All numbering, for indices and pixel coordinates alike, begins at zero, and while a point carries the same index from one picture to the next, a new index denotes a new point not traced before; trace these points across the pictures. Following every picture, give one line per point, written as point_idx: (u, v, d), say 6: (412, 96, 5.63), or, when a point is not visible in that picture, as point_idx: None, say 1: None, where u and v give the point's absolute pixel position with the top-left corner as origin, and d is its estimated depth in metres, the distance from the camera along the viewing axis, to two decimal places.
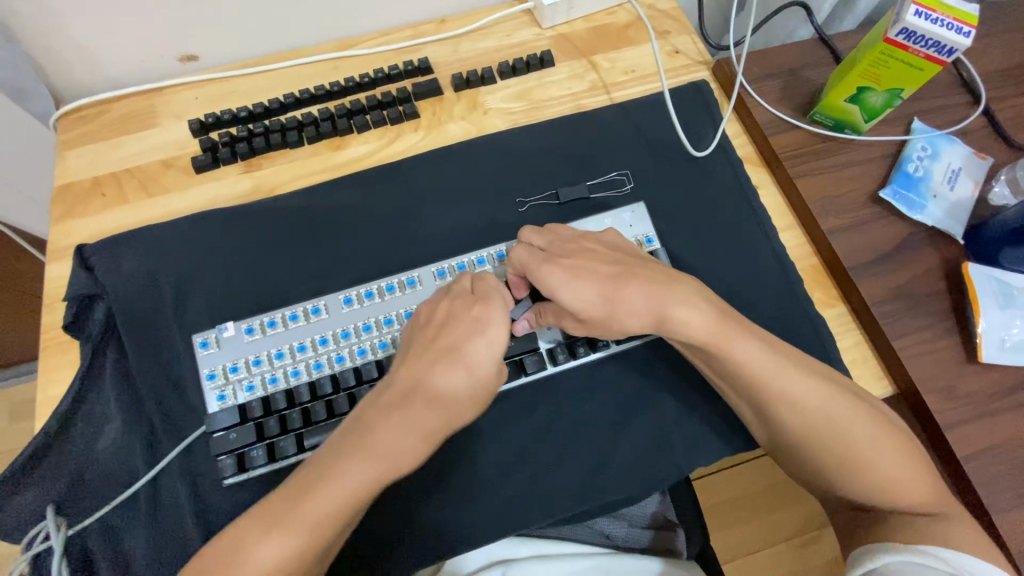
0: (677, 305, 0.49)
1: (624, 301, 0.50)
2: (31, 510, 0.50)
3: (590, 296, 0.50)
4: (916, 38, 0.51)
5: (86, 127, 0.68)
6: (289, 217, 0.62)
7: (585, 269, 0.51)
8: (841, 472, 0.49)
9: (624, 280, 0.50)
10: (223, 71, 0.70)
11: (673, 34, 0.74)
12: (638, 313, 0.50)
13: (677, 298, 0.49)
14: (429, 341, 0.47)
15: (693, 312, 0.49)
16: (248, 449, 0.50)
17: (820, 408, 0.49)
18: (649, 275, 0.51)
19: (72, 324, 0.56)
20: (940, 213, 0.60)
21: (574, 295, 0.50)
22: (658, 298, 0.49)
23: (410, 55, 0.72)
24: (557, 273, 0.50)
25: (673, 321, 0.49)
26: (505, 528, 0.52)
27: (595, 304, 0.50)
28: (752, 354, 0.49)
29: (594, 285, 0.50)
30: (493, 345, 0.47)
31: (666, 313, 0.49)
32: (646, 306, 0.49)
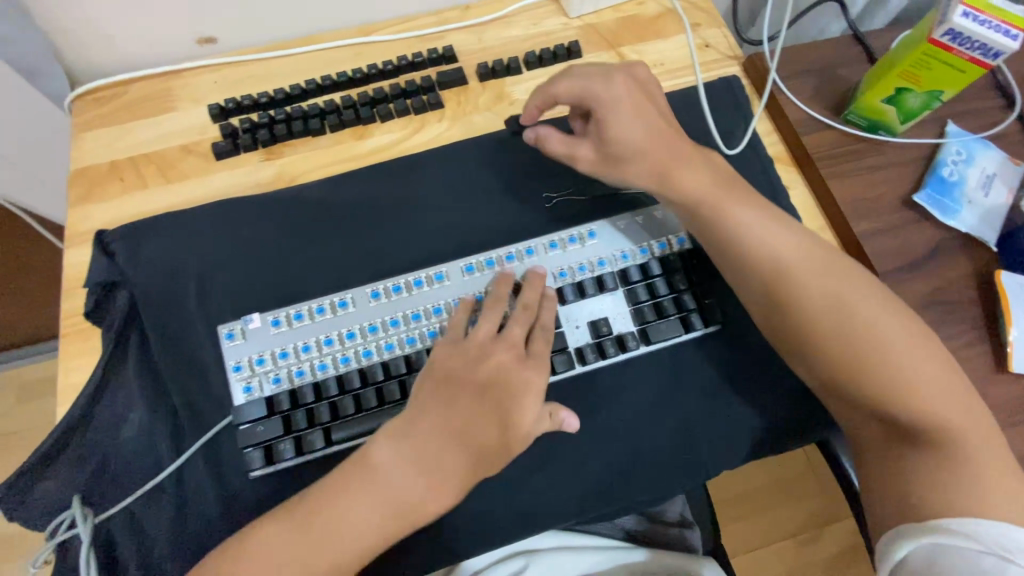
0: (682, 168, 0.53)
1: (657, 146, 0.54)
2: (55, 499, 0.49)
3: (635, 134, 0.53)
4: (962, 40, 0.50)
5: (102, 108, 0.66)
6: (313, 207, 0.61)
7: (643, 106, 0.54)
8: (921, 441, 0.46)
9: (667, 141, 0.54)
10: (242, 54, 0.68)
11: (704, 27, 0.72)
12: (649, 165, 0.54)
13: (682, 163, 0.54)
14: (465, 360, 0.49)
15: (695, 175, 0.53)
16: (275, 442, 0.49)
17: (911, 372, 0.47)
18: (678, 139, 0.55)
19: (92, 312, 0.55)
20: (973, 219, 0.59)
21: (623, 130, 0.53)
22: (672, 159, 0.54)
23: (435, 42, 0.71)
24: (620, 104, 0.53)
25: (676, 179, 0.53)
26: (532, 525, 0.52)
27: (637, 140, 0.53)
28: (848, 298, 0.50)
29: (649, 128, 0.53)
30: (519, 411, 0.47)
31: (669, 173, 0.54)
32: (657, 150, 0.54)
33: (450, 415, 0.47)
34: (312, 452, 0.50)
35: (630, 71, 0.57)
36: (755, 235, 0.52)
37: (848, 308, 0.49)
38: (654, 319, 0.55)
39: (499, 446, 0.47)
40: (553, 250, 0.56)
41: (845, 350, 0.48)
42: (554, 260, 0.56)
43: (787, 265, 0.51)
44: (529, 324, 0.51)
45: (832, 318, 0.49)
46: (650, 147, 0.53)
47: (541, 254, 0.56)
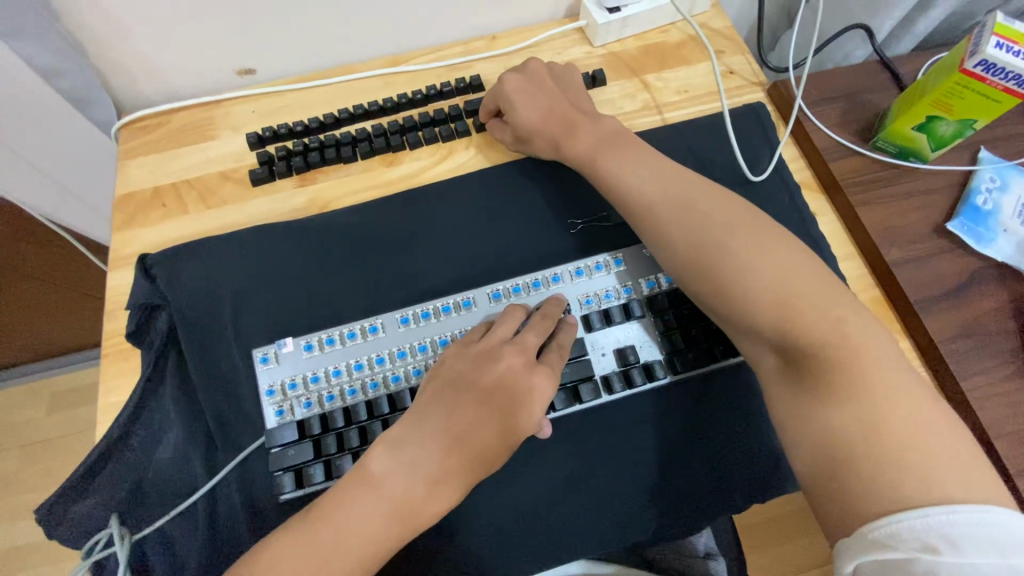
0: (570, 136, 0.61)
1: (543, 119, 0.62)
2: (92, 517, 0.50)
3: (524, 112, 0.62)
4: (995, 70, 0.49)
5: (146, 136, 0.69)
6: (343, 231, 0.63)
7: (539, 92, 0.63)
8: (906, 440, 0.40)
9: (562, 114, 0.62)
10: (279, 85, 0.71)
11: (728, 54, 0.73)
12: (541, 136, 0.62)
13: (571, 132, 0.61)
14: (475, 366, 0.49)
15: (577, 139, 0.60)
16: (306, 466, 0.50)
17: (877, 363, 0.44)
18: (568, 111, 0.62)
19: (134, 333, 0.57)
20: (1010, 248, 0.58)
21: (519, 107, 0.62)
22: (569, 128, 0.61)
23: (462, 71, 0.73)
24: (517, 92, 0.63)
25: (563, 146, 0.61)
26: (556, 555, 0.52)
27: (536, 118, 0.62)
28: (804, 280, 0.47)
29: (533, 103, 0.62)
30: (523, 413, 0.48)
31: (558, 141, 0.61)
32: (551, 127, 0.62)
33: (452, 413, 0.47)
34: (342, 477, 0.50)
35: (561, 74, 0.66)
36: (716, 219, 0.51)
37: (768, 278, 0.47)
38: (681, 347, 0.55)
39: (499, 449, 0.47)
40: (580, 277, 0.57)
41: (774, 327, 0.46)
42: (580, 287, 0.56)
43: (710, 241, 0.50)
44: (543, 335, 0.52)
45: (783, 300, 0.46)
46: (545, 125, 0.62)
47: (567, 281, 0.56)
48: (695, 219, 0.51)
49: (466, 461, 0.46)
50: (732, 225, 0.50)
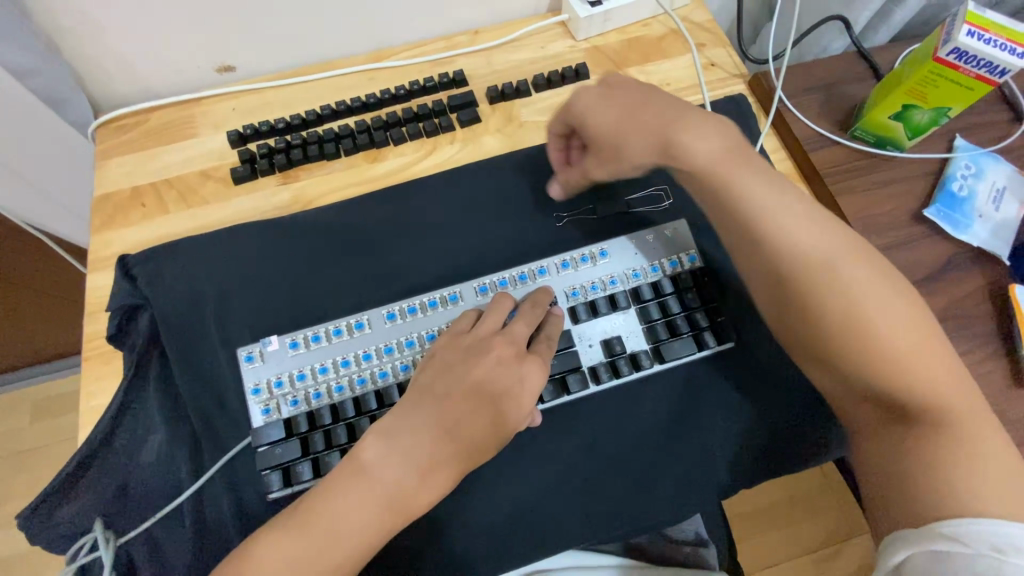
0: (683, 131, 0.49)
1: (640, 123, 0.50)
2: (75, 523, 0.50)
3: (609, 118, 0.51)
4: (968, 58, 0.50)
5: (125, 136, 0.68)
6: (328, 228, 0.62)
7: (616, 93, 0.52)
8: (977, 477, 0.42)
9: (661, 113, 0.50)
10: (260, 82, 0.71)
11: (709, 46, 0.74)
12: (645, 139, 0.49)
13: (682, 132, 0.49)
14: (467, 357, 0.49)
15: (699, 143, 0.49)
16: (293, 464, 0.50)
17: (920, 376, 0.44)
18: (667, 110, 0.50)
19: (115, 336, 0.56)
20: (985, 233, 0.59)
21: (594, 115, 0.51)
22: (677, 130, 0.49)
23: (445, 66, 0.72)
24: (591, 97, 0.52)
25: (679, 147, 0.49)
26: (548, 546, 0.52)
27: (618, 126, 0.50)
28: (916, 335, 0.45)
29: (617, 109, 0.51)
30: (515, 402, 0.47)
31: (669, 143, 0.49)
32: (647, 132, 0.49)
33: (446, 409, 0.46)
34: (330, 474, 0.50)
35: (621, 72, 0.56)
36: (825, 260, 0.47)
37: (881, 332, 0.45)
38: (667, 337, 0.56)
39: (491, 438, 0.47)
40: (566, 269, 0.57)
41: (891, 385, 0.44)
42: (566, 279, 0.56)
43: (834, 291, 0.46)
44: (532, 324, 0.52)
45: (894, 356, 0.44)
46: (632, 131, 0.50)
47: (554, 273, 0.57)
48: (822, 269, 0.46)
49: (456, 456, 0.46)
50: (842, 266, 0.46)
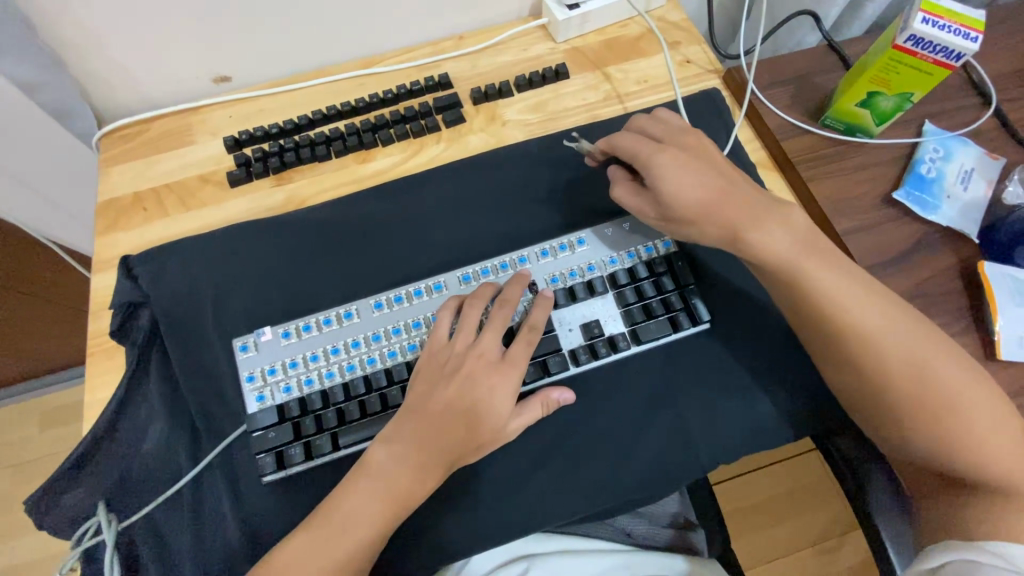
0: (753, 230, 0.51)
1: (720, 209, 0.51)
2: (80, 507, 0.52)
3: (687, 191, 0.51)
4: (925, 44, 0.52)
5: (127, 145, 0.71)
6: (320, 226, 0.65)
7: (699, 167, 0.52)
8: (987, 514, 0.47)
9: (734, 198, 0.51)
10: (254, 91, 0.74)
11: (684, 44, 0.76)
12: (719, 226, 0.51)
13: (757, 224, 0.51)
14: (444, 373, 0.51)
15: (767, 236, 0.50)
16: (286, 448, 0.52)
17: (958, 404, 0.48)
18: (745, 199, 0.52)
19: (117, 331, 0.59)
20: (953, 213, 0.61)
21: (669, 184, 0.52)
22: (747, 216, 0.51)
23: (430, 70, 0.75)
24: (671, 163, 0.52)
25: (748, 242, 0.51)
26: (533, 524, 0.54)
27: (691, 206, 0.52)
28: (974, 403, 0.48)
29: (692, 186, 0.51)
30: (488, 414, 0.49)
31: (740, 234, 0.51)
32: (717, 214, 0.51)
33: (426, 420, 0.49)
34: (321, 456, 0.52)
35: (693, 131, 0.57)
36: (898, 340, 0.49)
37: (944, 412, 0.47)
38: (644, 320, 0.58)
39: (471, 443, 0.49)
40: (545, 257, 0.59)
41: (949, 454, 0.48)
42: (545, 267, 0.59)
43: (900, 370, 0.48)
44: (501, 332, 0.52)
45: (952, 430, 0.47)
46: (705, 213, 0.51)
47: (534, 261, 0.59)
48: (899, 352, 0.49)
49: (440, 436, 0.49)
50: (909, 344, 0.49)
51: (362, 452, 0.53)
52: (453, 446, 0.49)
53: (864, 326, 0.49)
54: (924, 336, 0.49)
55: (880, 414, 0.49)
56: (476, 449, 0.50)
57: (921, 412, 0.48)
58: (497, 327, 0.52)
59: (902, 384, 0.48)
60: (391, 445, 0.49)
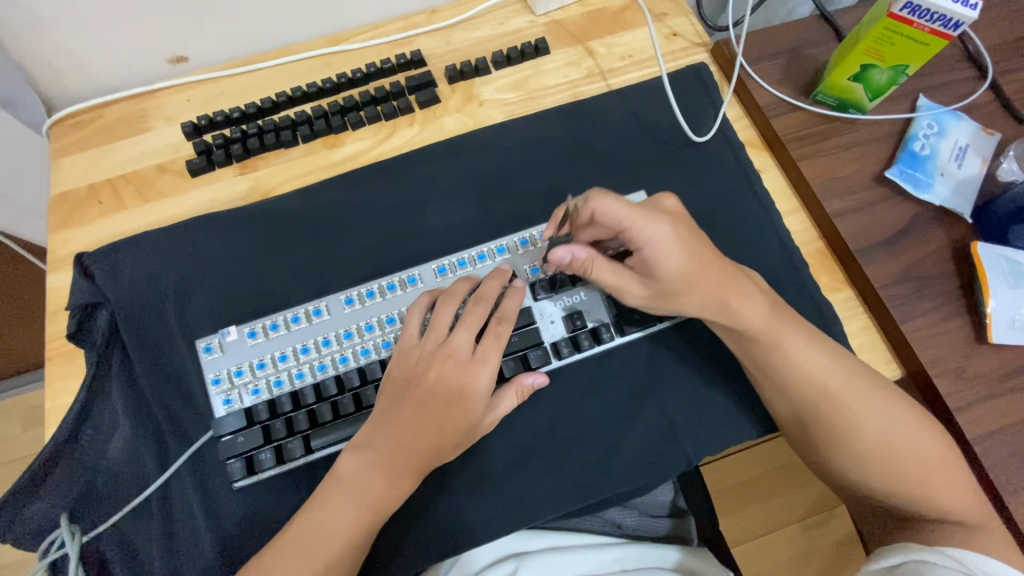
0: (735, 297, 0.50)
1: (705, 282, 0.50)
2: (43, 518, 0.50)
3: (680, 265, 0.49)
4: (921, 12, 0.49)
5: (78, 133, 0.66)
6: (289, 218, 0.62)
7: (687, 237, 0.50)
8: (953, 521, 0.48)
9: (718, 262, 0.51)
10: (212, 72, 0.69)
11: (671, 16, 0.72)
12: (705, 295, 0.50)
13: (739, 291, 0.51)
14: (411, 377, 0.48)
15: (750, 303, 0.51)
16: (256, 452, 0.50)
17: (872, 435, 0.49)
18: (723, 266, 0.51)
19: (75, 333, 0.56)
20: (947, 192, 0.59)
21: (663, 257, 0.49)
22: (726, 283, 0.51)
23: (402, 47, 0.71)
24: (664, 231, 0.49)
25: (734, 310, 0.51)
26: (517, 522, 0.53)
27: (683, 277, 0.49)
28: (925, 436, 0.49)
29: (686, 257, 0.49)
30: (464, 410, 0.47)
31: (725, 303, 0.51)
32: (703, 285, 0.50)
33: (399, 425, 0.47)
34: (293, 460, 0.51)
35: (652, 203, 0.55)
36: (848, 381, 0.50)
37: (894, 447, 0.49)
38: (626, 310, 0.56)
39: (451, 440, 0.48)
40: (525, 247, 0.57)
41: (903, 488, 0.49)
42: (526, 257, 0.56)
43: (853, 406, 0.50)
44: (475, 328, 0.49)
45: (908, 463, 0.49)
46: (694, 286, 0.50)
47: (513, 251, 0.56)
48: (850, 391, 0.50)
49: (413, 440, 0.47)
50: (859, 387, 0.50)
51: (335, 454, 0.51)
52: (426, 448, 0.47)
53: (784, 356, 0.51)
54: (844, 371, 0.51)
55: (836, 453, 0.50)
56: (453, 447, 0.49)
57: (839, 441, 0.50)
58: (472, 325, 0.49)
59: (838, 413, 0.50)
60: (367, 448, 0.48)
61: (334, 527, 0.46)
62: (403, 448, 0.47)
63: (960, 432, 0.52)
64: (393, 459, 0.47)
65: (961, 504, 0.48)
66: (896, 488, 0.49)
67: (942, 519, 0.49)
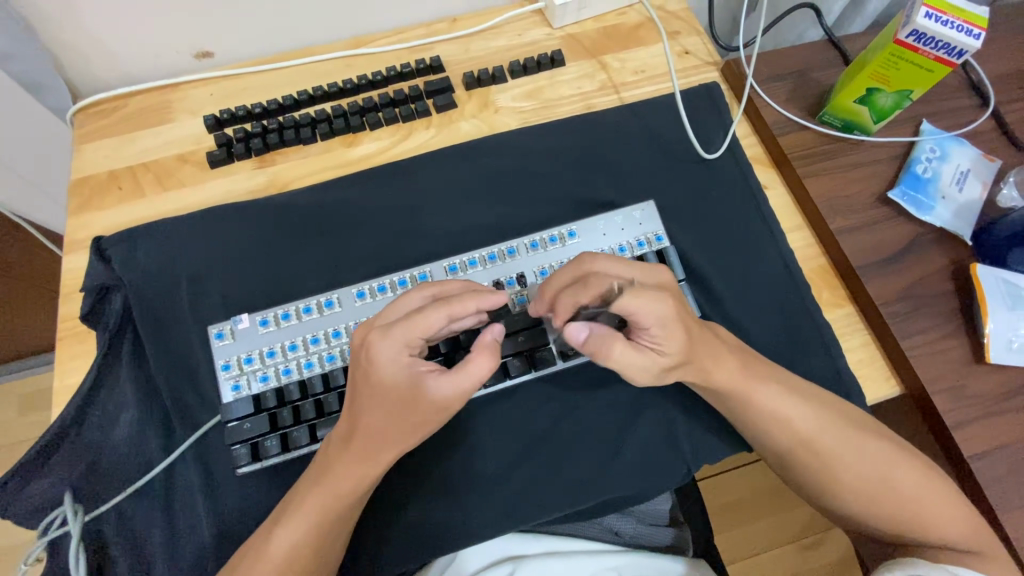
0: (710, 359, 0.49)
1: (691, 353, 0.48)
2: (47, 497, 0.50)
3: (675, 347, 0.46)
4: (926, 40, 0.51)
5: (102, 121, 0.68)
6: (305, 212, 0.63)
7: (684, 317, 0.46)
8: (948, 539, 0.49)
9: (699, 336, 0.48)
10: (236, 69, 0.70)
11: (683, 34, 0.74)
12: (687, 368, 0.49)
13: (714, 355, 0.49)
14: (352, 369, 0.46)
15: (724, 366, 0.50)
16: (261, 439, 0.51)
17: (854, 457, 0.50)
18: (707, 341, 0.49)
19: (88, 315, 0.57)
20: (948, 215, 0.61)
21: (657, 340, 0.46)
22: (702, 353, 0.48)
23: (422, 53, 0.73)
24: (661, 317, 0.44)
25: (708, 373, 0.49)
26: (515, 522, 0.53)
27: (675, 357, 0.47)
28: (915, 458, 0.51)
29: (683, 337, 0.46)
30: (390, 382, 0.44)
31: (700, 367, 0.49)
32: (686, 361, 0.48)
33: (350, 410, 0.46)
34: (298, 448, 0.51)
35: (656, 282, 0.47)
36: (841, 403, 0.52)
37: (889, 470, 0.50)
38: None
39: (407, 414, 0.44)
40: (535, 249, 0.58)
41: (896, 512, 0.49)
42: (535, 259, 0.58)
43: (848, 430, 0.51)
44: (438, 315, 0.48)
45: (900, 486, 0.49)
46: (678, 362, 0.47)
47: (523, 254, 0.58)
48: (843, 415, 0.52)
49: (367, 427, 0.45)
50: (851, 412, 0.52)
51: None
52: (381, 430, 0.45)
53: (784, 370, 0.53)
54: (819, 415, 0.51)
55: (834, 474, 0.50)
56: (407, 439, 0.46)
57: (835, 463, 0.50)
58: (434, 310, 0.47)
59: (835, 436, 0.50)
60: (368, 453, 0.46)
61: (335, 516, 0.46)
62: (360, 432, 0.45)
63: (958, 451, 0.53)
64: (360, 446, 0.45)
65: (961, 530, 0.48)
66: (889, 509, 0.50)
67: (939, 539, 0.49)
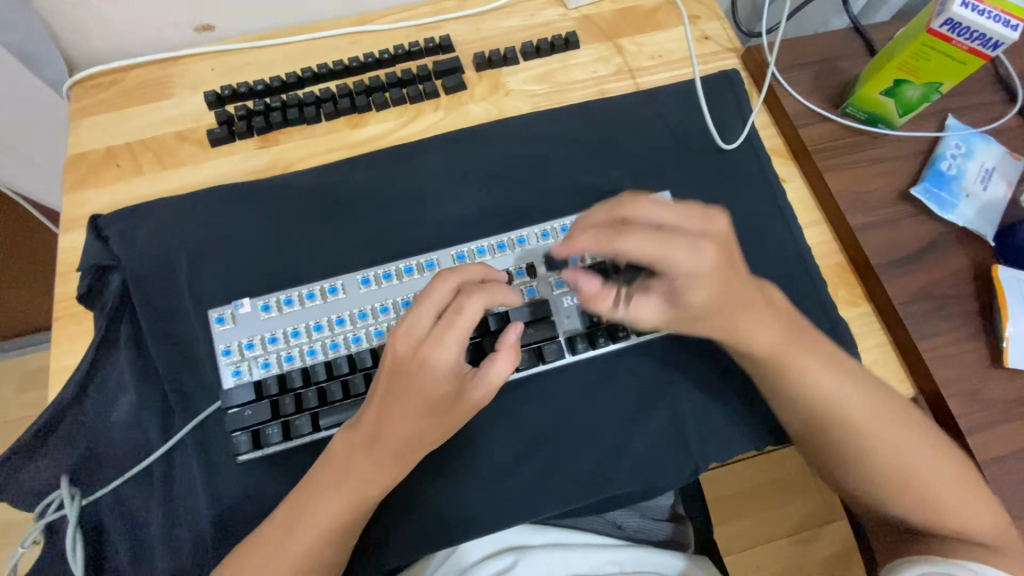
0: (748, 319, 0.47)
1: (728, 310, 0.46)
2: (44, 480, 0.50)
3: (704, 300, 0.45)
4: (961, 30, 0.49)
5: (99, 95, 0.66)
6: (308, 194, 0.61)
7: (727, 273, 0.45)
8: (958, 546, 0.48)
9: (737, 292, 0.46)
10: (237, 43, 0.68)
11: (703, 19, 0.71)
12: (721, 325, 0.47)
13: (752, 315, 0.47)
14: (387, 369, 0.44)
15: (764, 327, 0.48)
16: (263, 427, 0.50)
17: (889, 442, 0.49)
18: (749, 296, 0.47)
19: (85, 296, 0.55)
20: (971, 214, 0.59)
21: (691, 289, 0.44)
22: (736, 314, 0.47)
23: (432, 31, 0.70)
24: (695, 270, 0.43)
25: (741, 334, 0.48)
26: (518, 516, 0.53)
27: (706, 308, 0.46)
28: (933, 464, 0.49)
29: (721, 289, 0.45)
30: (434, 388, 0.43)
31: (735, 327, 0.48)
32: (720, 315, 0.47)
33: (381, 413, 0.44)
34: (300, 437, 0.50)
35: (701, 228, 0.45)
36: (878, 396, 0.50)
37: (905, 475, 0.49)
38: None
39: (445, 416, 0.45)
40: (546, 239, 0.56)
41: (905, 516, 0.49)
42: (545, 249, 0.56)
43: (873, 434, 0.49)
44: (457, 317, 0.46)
45: (911, 489, 0.49)
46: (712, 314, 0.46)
47: (533, 243, 0.56)
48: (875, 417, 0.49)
49: (407, 430, 0.45)
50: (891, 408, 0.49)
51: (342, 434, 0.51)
52: (415, 432, 0.45)
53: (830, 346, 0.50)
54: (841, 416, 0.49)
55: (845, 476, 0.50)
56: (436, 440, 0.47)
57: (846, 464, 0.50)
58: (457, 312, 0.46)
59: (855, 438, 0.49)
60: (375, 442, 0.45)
61: (335, 508, 0.45)
62: (391, 435, 0.44)
63: (971, 456, 0.52)
64: (386, 450, 0.45)
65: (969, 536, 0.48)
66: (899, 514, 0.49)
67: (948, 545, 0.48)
